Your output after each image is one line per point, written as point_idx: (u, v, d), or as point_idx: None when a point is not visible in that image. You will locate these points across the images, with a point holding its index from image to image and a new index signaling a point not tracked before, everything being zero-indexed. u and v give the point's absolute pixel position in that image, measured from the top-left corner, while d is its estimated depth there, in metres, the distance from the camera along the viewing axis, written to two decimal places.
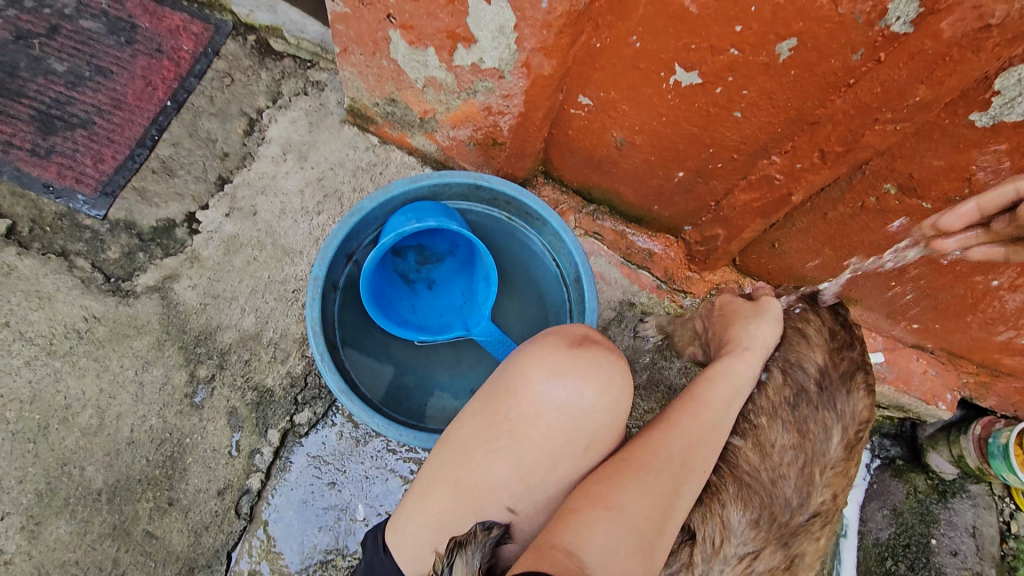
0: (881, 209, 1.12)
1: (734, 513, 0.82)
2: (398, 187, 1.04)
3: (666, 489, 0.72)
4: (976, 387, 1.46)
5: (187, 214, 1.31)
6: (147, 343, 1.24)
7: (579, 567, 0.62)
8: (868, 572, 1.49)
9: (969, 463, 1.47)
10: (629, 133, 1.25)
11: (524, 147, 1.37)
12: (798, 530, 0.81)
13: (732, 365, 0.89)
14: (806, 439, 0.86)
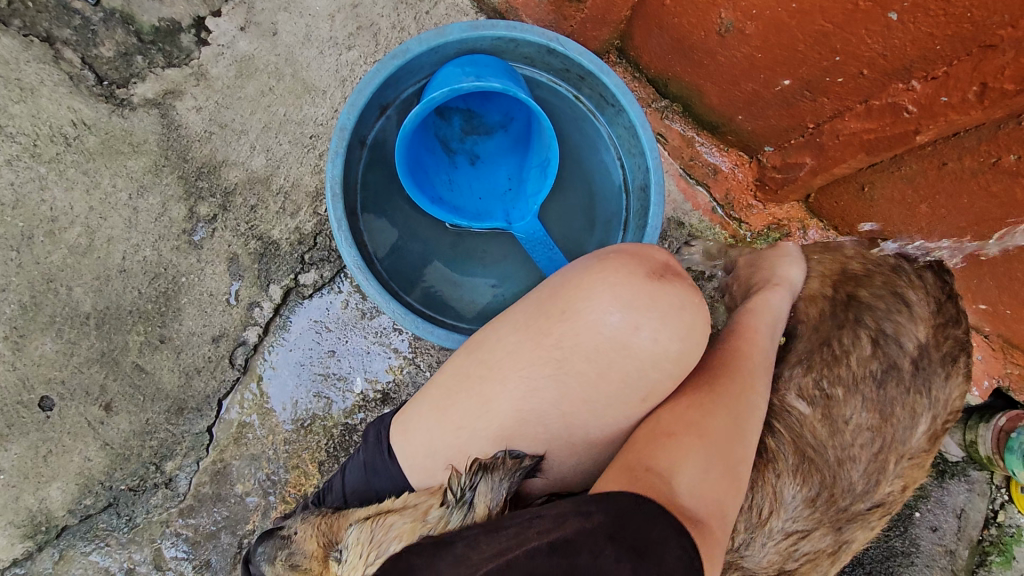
0: (1017, 172, 0.93)
1: (789, 488, 0.83)
2: (455, 32, 0.83)
3: (742, 414, 0.71)
4: (1017, 380, 1.36)
5: (195, 19, 1.10)
6: (143, 165, 1.10)
7: (671, 492, 0.60)
8: None
9: (979, 450, 1.45)
10: (741, 16, 1.01)
11: (606, 11, 1.15)
12: (855, 516, 0.86)
13: (780, 303, 0.90)
14: (886, 422, 0.85)
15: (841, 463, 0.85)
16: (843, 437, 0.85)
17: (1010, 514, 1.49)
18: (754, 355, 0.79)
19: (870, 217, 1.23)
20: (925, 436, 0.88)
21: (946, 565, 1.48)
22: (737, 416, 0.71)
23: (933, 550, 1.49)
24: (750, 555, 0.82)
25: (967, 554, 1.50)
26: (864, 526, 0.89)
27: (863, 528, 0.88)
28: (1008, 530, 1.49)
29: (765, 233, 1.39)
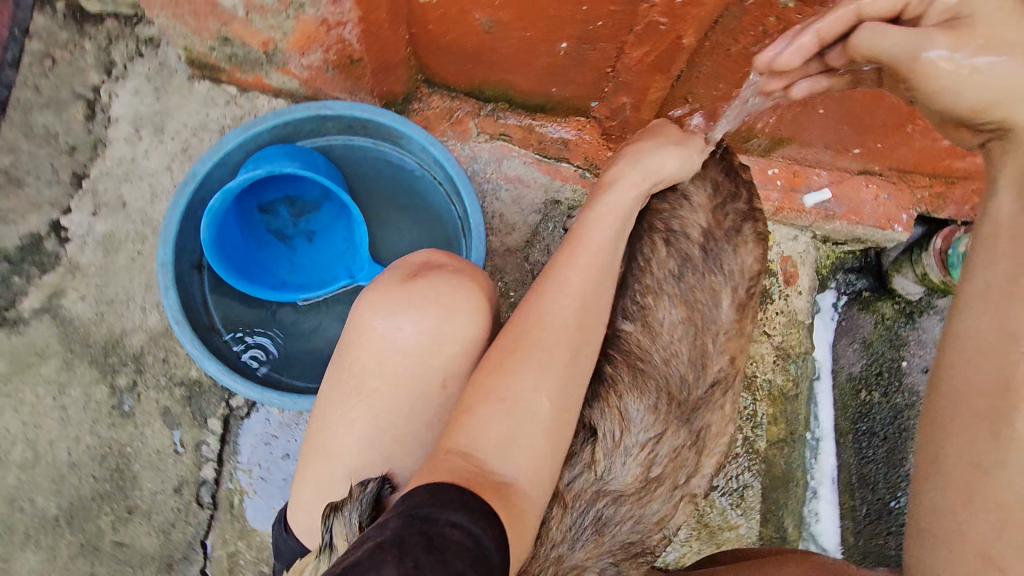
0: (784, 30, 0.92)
1: (631, 404, 0.76)
2: (229, 141, 0.93)
3: (557, 358, 0.69)
4: (932, 201, 1.48)
5: (51, 224, 1.22)
6: (55, 367, 1.19)
7: (475, 469, 0.60)
8: (845, 407, 1.57)
9: (933, 279, 1.45)
10: (492, 10, 1.10)
11: (386, 58, 1.22)
12: (697, 402, 0.79)
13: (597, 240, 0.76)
14: (695, 311, 0.79)
15: (666, 362, 0.77)
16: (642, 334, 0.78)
17: None
18: (548, 357, 0.69)
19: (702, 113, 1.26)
20: (728, 307, 0.80)
21: None
22: (538, 430, 0.65)
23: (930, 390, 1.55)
24: (614, 479, 0.75)
25: None
26: (718, 417, 0.82)
27: (706, 416, 0.80)
28: None
29: None
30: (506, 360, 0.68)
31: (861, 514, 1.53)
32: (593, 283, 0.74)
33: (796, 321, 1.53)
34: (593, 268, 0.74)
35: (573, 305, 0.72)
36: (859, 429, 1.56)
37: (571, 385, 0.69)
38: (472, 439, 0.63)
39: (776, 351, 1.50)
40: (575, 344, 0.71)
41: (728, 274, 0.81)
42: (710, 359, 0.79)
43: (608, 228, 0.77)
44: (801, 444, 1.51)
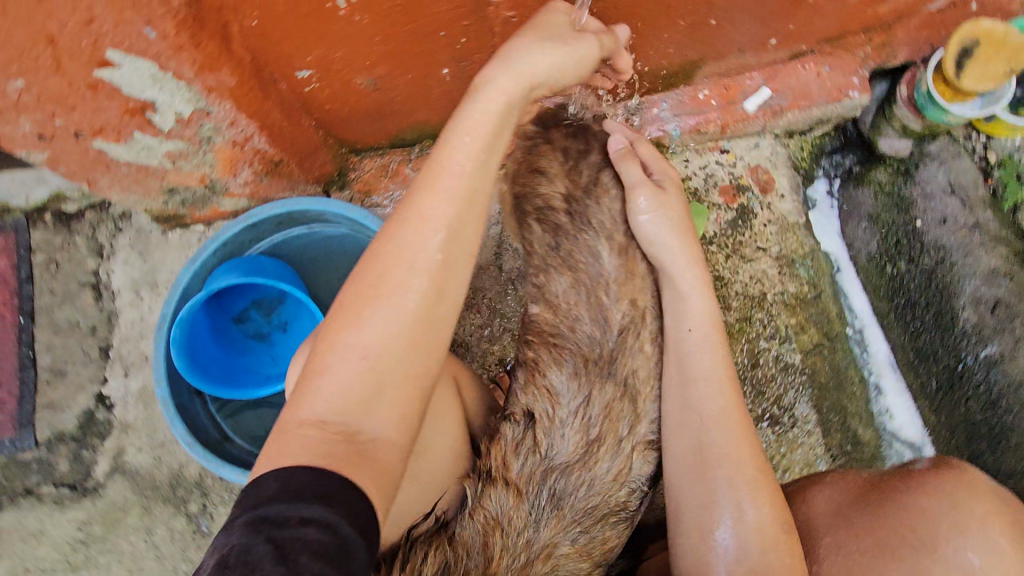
0: None
1: (554, 377, 0.99)
2: (182, 278, 1.07)
3: (409, 300, 0.73)
4: (879, 52, 1.41)
5: (96, 397, 1.41)
6: (138, 513, 1.37)
7: (334, 433, 0.66)
8: (876, 289, 1.56)
9: (915, 126, 1.46)
10: (369, 70, 1.17)
11: (304, 147, 1.32)
12: (613, 353, 0.98)
13: (451, 167, 0.79)
14: (579, 273, 1.00)
15: (573, 329, 1.00)
16: (554, 313, 1.02)
17: (1002, 146, 1.45)
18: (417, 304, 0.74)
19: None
20: (611, 257, 1.00)
21: (982, 239, 1.41)
22: (400, 375, 0.71)
23: (959, 237, 1.44)
24: (557, 452, 0.96)
25: (994, 214, 1.42)
26: (643, 359, 1.00)
27: (629, 364, 1.00)
28: (1007, 162, 1.44)
29: None
30: (377, 298, 0.73)
31: (931, 390, 1.47)
32: (454, 216, 0.77)
33: (790, 226, 1.53)
34: (450, 199, 0.78)
35: (439, 240, 0.76)
36: (897, 305, 1.52)
37: (433, 328, 0.74)
38: (326, 406, 0.67)
39: (778, 261, 1.50)
40: (441, 284, 0.75)
41: (599, 228, 1.01)
42: (610, 311, 0.99)
43: (472, 152, 0.80)
44: (844, 342, 1.52)
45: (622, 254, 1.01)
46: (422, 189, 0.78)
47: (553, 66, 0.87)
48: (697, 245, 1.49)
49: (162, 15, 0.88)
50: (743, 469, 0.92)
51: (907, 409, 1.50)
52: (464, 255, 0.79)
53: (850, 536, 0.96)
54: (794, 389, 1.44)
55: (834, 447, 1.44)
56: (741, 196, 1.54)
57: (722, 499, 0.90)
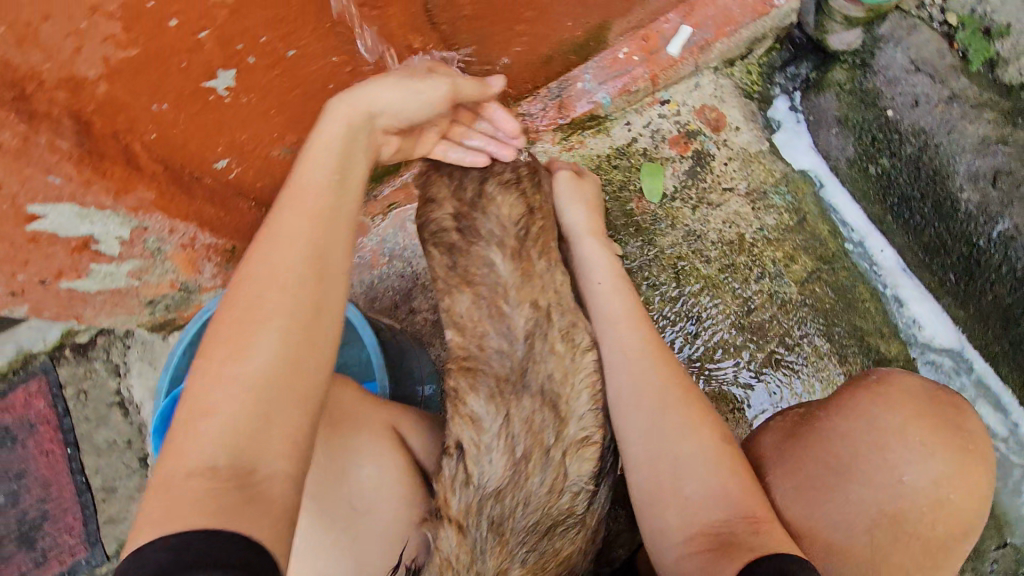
0: None
1: (474, 402, 0.85)
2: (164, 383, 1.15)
3: (283, 322, 0.69)
4: None
5: None
6: None
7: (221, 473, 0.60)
8: (867, 195, 1.45)
9: (857, 15, 1.34)
10: (281, 140, 1.21)
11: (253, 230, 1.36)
12: (522, 364, 0.87)
13: (307, 186, 0.79)
14: (475, 285, 0.90)
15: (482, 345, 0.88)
16: (462, 334, 0.88)
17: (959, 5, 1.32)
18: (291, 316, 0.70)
19: (505, 60, 1.27)
20: (506, 263, 0.90)
21: (964, 110, 1.28)
22: (287, 399, 0.66)
23: (938, 115, 1.31)
24: (489, 480, 0.82)
25: (970, 79, 1.29)
26: (557, 361, 0.88)
27: (543, 370, 0.87)
28: (971, 18, 1.30)
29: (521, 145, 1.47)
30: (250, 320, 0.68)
31: (951, 282, 1.35)
32: (315, 232, 0.76)
33: (751, 156, 1.46)
34: (314, 214, 0.77)
35: (307, 254, 0.74)
36: (892, 203, 1.41)
37: (314, 346, 0.70)
38: (211, 445, 0.62)
39: (747, 197, 1.43)
40: (319, 305, 0.72)
41: (491, 236, 0.91)
42: (513, 321, 0.88)
43: (325, 171, 0.80)
44: (844, 261, 1.42)
45: (517, 257, 0.90)
46: (285, 209, 0.78)
47: (421, 103, 0.89)
48: (660, 205, 1.44)
49: (57, 162, 0.94)
50: (684, 408, 0.87)
51: (933, 315, 1.39)
52: (339, 271, 0.76)
53: (789, 475, 0.91)
54: (799, 325, 1.36)
55: (859, 375, 1.34)
56: (693, 142, 1.47)
57: (673, 442, 0.84)
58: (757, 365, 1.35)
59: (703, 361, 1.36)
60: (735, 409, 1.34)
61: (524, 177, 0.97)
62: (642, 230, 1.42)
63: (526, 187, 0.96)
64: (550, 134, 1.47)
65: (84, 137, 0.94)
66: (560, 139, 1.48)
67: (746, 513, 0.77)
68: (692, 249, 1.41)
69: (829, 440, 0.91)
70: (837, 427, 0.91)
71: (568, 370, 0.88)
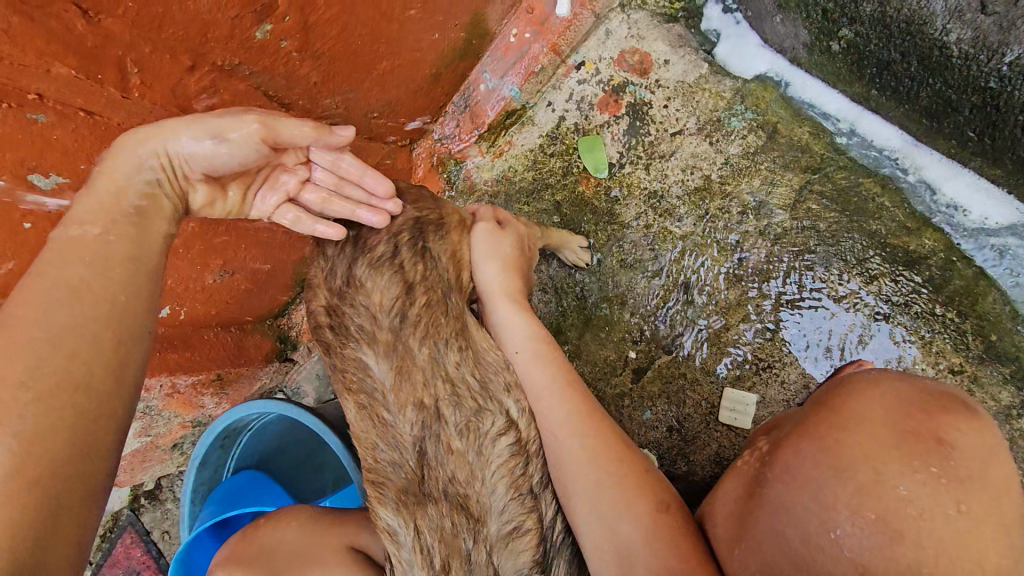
0: (301, 41, 0.96)
1: (389, 514, 0.86)
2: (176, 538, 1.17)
3: (69, 398, 0.66)
4: None
5: None
6: None
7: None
8: (840, 77, 1.22)
9: None
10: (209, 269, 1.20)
11: (232, 349, 1.40)
12: (418, 473, 0.84)
13: (92, 247, 0.74)
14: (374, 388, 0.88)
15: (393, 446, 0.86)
16: (387, 441, 0.87)
17: None
18: (61, 380, 0.66)
19: (386, 101, 1.21)
20: (381, 362, 0.88)
21: None
22: (70, 491, 0.64)
23: None
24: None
25: None
26: (458, 461, 0.85)
27: (442, 477, 0.85)
28: None
29: (449, 170, 1.40)
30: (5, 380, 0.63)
31: (973, 141, 1.09)
32: (105, 305, 0.72)
33: (692, 87, 1.28)
34: (100, 278, 0.73)
35: (100, 327, 0.71)
36: (874, 76, 1.17)
37: (96, 423, 0.68)
38: None
39: (700, 134, 1.25)
40: (117, 376, 0.71)
41: (365, 332, 0.89)
42: (397, 429, 0.86)
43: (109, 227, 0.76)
44: (837, 160, 1.21)
45: (393, 352, 0.87)
46: (64, 259, 0.72)
47: (214, 151, 0.81)
48: (611, 178, 1.29)
49: None
50: (621, 474, 0.84)
51: (971, 182, 1.13)
52: (131, 353, 0.74)
53: (748, 556, 0.68)
54: (803, 252, 1.19)
55: (890, 287, 1.16)
56: (623, 96, 1.30)
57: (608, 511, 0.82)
58: (770, 313, 1.19)
59: (712, 327, 1.21)
60: (762, 369, 1.18)
61: (401, 245, 0.90)
62: (600, 211, 1.29)
63: (403, 259, 0.90)
64: (475, 147, 1.37)
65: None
66: (487, 148, 1.37)
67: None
68: (660, 212, 1.25)
69: (784, 512, 0.65)
70: (794, 490, 0.66)
71: (473, 467, 0.86)
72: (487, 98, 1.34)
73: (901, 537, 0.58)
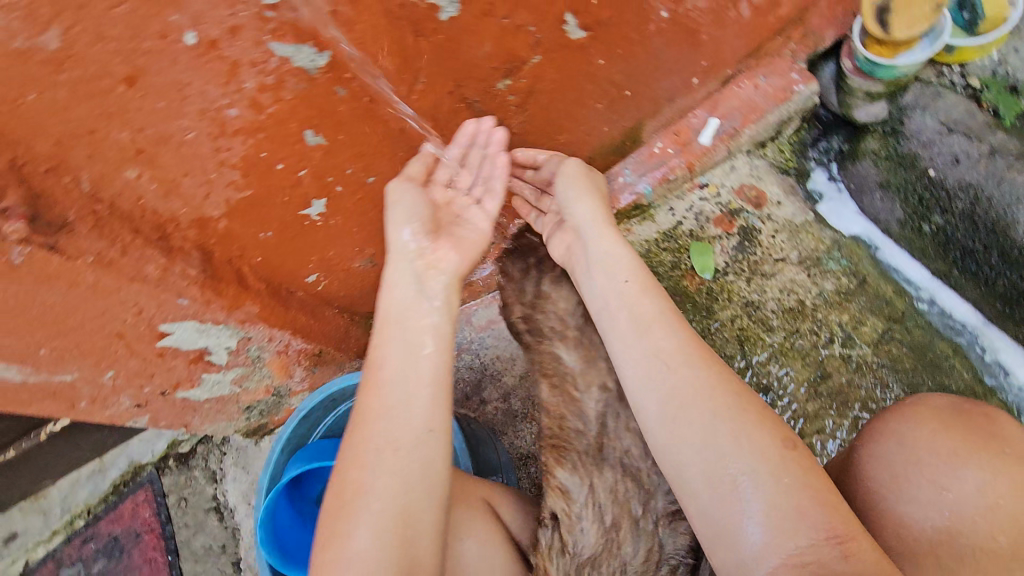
0: (523, 99, 1.22)
1: (562, 476, 1.07)
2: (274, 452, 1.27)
3: (410, 405, 0.92)
4: (806, 44, 1.44)
5: None
6: None
7: (403, 514, 0.86)
8: (925, 253, 1.44)
9: (879, 89, 1.39)
10: (361, 253, 1.37)
11: (337, 331, 1.52)
12: (598, 442, 1.08)
13: (401, 301, 1.02)
14: None
15: None
16: None
17: (980, 67, 1.31)
18: (408, 395, 0.93)
19: None
20: (571, 354, 1.15)
21: (1008, 164, 1.24)
22: (432, 464, 0.90)
23: (983, 172, 1.28)
24: (578, 547, 1.02)
25: (1007, 134, 1.24)
26: (631, 439, 1.08)
27: (618, 447, 1.08)
28: (999, 75, 1.28)
29: None
30: (385, 406, 0.92)
31: None
32: (427, 333, 0.99)
33: (798, 228, 1.50)
34: (420, 317, 1.00)
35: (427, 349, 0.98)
36: (956, 259, 1.38)
37: (434, 410, 0.93)
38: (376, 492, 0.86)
39: (801, 266, 1.46)
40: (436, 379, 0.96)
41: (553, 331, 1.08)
42: (585, 405, 1.11)
43: (406, 289, 1.03)
44: (916, 318, 1.39)
45: None
46: (389, 319, 1.01)
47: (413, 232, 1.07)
48: (714, 281, 1.48)
49: (187, 285, 1.11)
50: (739, 410, 0.93)
51: None
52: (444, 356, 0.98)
53: (865, 499, 0.98)
54: (879, 386, 1.34)
55: None
56: (738, 219, 1.53)
57: (728, 459, 0.90)
58: (845, 433, 1.32)
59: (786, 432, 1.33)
60: None
61: None
62: (699, 304, 1.46)
63: None
64: None
65: (207, 265, 1.13)
66: None
67: (830, 533, 0.82)
68: (754, 319, 1.42)
69: (886, 461, 0.97)
70: (893, 445, 0.97)
71: (644, 448, 1.07)
72: (623, 187, 1.54)
73: (963, 462, 0.92)
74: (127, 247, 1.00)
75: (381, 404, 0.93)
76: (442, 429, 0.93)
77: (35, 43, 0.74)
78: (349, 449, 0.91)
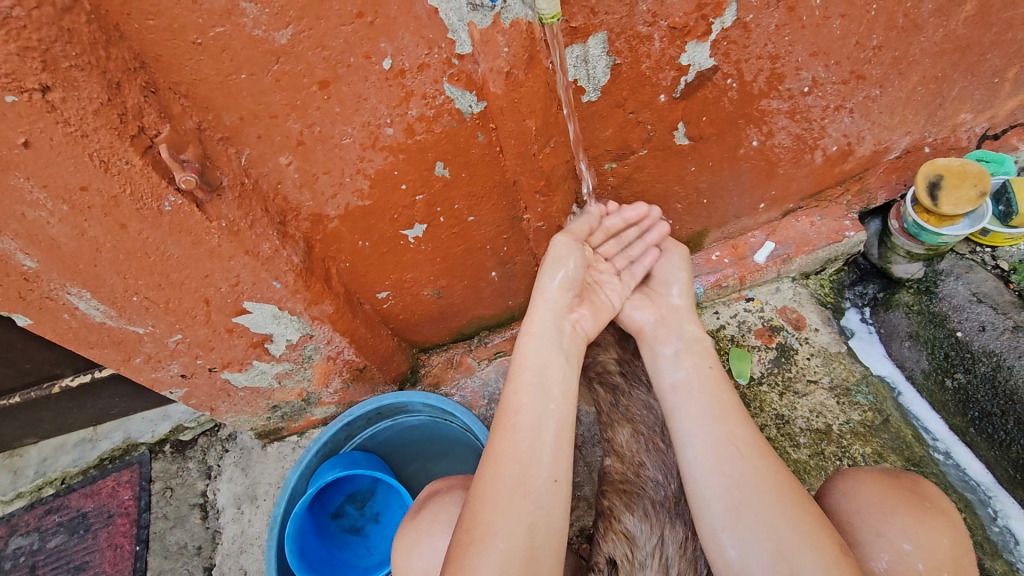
0: (618, 181, 1.38)
1: (629, 521, 1.06)
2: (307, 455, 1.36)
3: (540, 452, 1.03)
4: (860, 198, 1.62)
5: None
6: None
7: (529, 551, 0.93)
8: (944, 408, 1.53)
9: (920, 251, 1.57)
10: (433, 283, 1.46)
11: (384, 352, 1.56)
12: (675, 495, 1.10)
13: (534, 351, 1.14)
14: None
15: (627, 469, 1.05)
16: None
17: (1007, 255, 1.61)
18: (538, 443, 1.03)
19: None
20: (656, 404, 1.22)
21: None
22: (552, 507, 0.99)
23: (1006, 341, 1.45)
24: None
25: None
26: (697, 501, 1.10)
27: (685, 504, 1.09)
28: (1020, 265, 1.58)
29: None
30: (518, 450, 1.02)
31: None
32: (557, 386, 1.10)
33: (833, 356, 1.60)
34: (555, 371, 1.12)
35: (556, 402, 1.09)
36: (974, 418, 1.47)
37: (558, 458, 1.03)
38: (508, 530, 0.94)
39: (831, 391, 1.55)
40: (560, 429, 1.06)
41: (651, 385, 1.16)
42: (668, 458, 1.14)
43: (541, 344, 1.15)
44: (931, 465, 1.45)
45: None
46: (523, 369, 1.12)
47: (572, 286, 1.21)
48: (747, 387, 1.57)
49: (286, 271, 1.17)
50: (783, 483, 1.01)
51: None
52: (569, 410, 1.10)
53: None
54: None
55: None
56: (777, 335, 1.64)
57: (766, 523, 0.97)
58: None
59: None
60: None
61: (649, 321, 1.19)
62: None
63: None
64: None
65: (308, 256, 1.20)
66: None
67: None
68: (782, 432, 1.50)
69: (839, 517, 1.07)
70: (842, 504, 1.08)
71: None
72: None
73: (890, 512, 1.01)
74: (255, 222, 1.08)
75: (513, 447, 1.02)
76: (559, 473, 1.03)
77: (268, 36, 0.85)
78: (479, 487, 1.00)
